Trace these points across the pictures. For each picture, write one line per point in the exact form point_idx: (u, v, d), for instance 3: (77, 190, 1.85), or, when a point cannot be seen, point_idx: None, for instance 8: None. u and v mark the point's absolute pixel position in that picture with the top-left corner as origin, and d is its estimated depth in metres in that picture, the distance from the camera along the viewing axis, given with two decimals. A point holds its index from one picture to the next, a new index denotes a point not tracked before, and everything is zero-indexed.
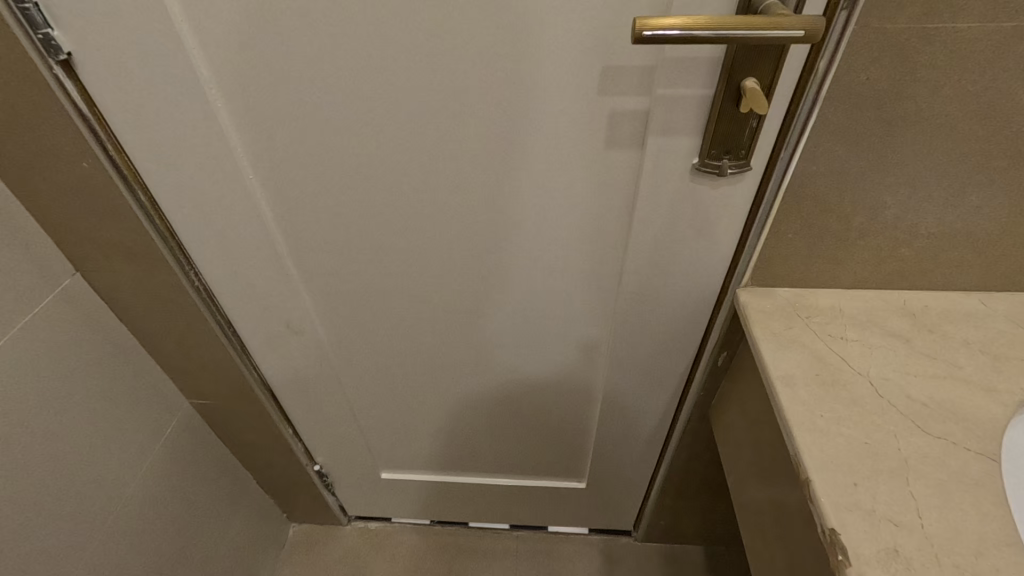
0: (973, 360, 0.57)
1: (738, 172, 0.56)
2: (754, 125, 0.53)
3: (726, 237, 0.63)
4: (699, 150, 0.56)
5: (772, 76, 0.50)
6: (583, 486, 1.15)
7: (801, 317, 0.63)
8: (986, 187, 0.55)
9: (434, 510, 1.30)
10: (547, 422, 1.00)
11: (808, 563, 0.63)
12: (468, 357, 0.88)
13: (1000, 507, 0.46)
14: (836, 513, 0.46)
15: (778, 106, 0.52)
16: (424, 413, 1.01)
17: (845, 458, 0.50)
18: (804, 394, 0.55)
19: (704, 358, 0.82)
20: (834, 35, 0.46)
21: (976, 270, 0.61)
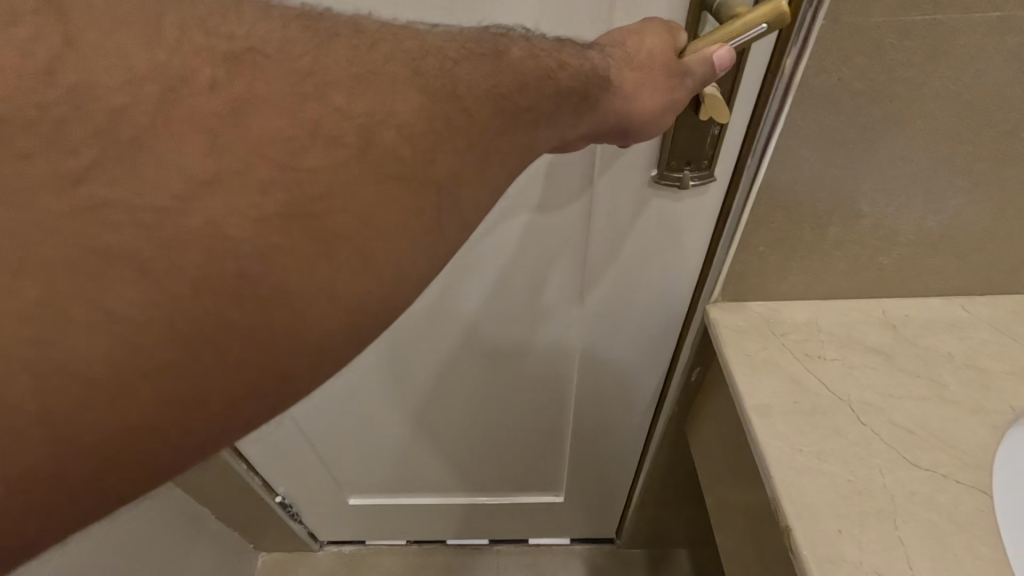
0: (959, 376, 0.53)
1: (700, 184, 0.51)
2: (715, 133, 0.47)
3: (693, 252, 0.58)
4: (657, 161, 0.50)
5: (733, 79, 0.44)
6: (561, 500, 1.11)
7: (777, 335, 0.58)
8: (969, 190, 0.50)
9: (409, 531, 1.25)
10: (518, 440, 0.95)
11: None
12: (427, 381, 0.82)
13: (994, 548, 0.42)
14: (821, 567, 0.42)
15: (741, 112, 0.46)
16: (389, 438, 0.95)
17: (828, 500, 0.45)
18: (782, 428, 0.50)
19: (676, 372, 0.77)
20: (802, 30, 0.40)
21: (959, 274, 0.57)
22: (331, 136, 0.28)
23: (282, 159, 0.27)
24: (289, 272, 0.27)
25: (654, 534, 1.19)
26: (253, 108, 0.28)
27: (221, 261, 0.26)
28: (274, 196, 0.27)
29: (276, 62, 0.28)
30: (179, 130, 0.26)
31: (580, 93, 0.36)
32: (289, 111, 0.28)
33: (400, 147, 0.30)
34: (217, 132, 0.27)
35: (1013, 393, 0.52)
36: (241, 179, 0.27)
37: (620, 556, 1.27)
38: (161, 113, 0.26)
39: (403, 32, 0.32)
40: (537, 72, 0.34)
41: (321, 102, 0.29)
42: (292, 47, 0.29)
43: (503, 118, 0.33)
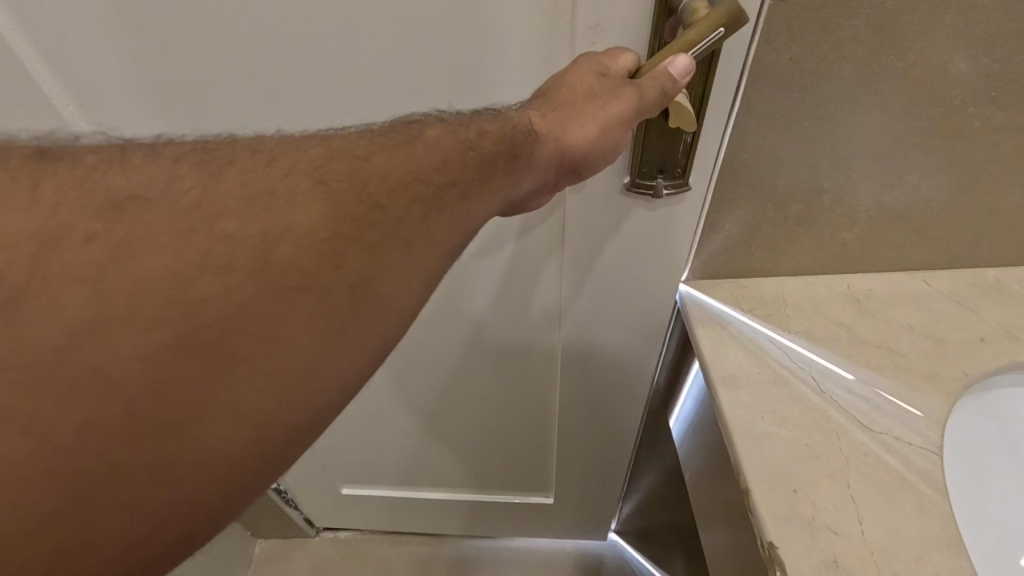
0: (917, 346, 0.55)
1: (674, 192, 0.51)
2: (688, 139, 0.48)
3: (660, 260, 0.58)
4: (630, 168, 0.50)
5: (704, 84, 0.45)
6: (551, 502, 1.12)
7: (743, 310, 0.60)
8: (923, 165, 0.52)
9: (401, 522, 1.26)
10: (505, 441, 0.95)
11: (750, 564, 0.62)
12: (412, 383, 0.82)
13: (939, 503, 0.44)
14: (775, 525, 0.43)
15: (716, 115, 0.47)
16: (378, 435, 0.96)
17: (785, 463, 0.47)
18: (745, 397, 0.52)
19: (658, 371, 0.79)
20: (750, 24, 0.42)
21: (919, 249, 0.59)
22: (222, 265, 0.30)
23: (168, 290, 0.29)
24: (196, 388, 0.29)
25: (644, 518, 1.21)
26: (143, 241, 0.29)
27: (109, 405, 0.27)
28: (164, 325, 0.29)
29: (160, 204, 0.30)
30: (64, 284, 0.28)
31: (508, 151, 0.40)
32: (180, 243, 0.30)
33: (323, 227, 0.32)
34: (101, 278, 0.28)
35: (967, 359, 0.54)
36: (127, 323, 0.28)
37: (612, 541, 1.29)
38: (37, 271, 0.28)
39: (311, 142, 0.35)
40: (456, 147, 0.38)
41: (210, 232, 0.30)
42: (179, 185, 0.31)
43: (426, 195, 0.36)
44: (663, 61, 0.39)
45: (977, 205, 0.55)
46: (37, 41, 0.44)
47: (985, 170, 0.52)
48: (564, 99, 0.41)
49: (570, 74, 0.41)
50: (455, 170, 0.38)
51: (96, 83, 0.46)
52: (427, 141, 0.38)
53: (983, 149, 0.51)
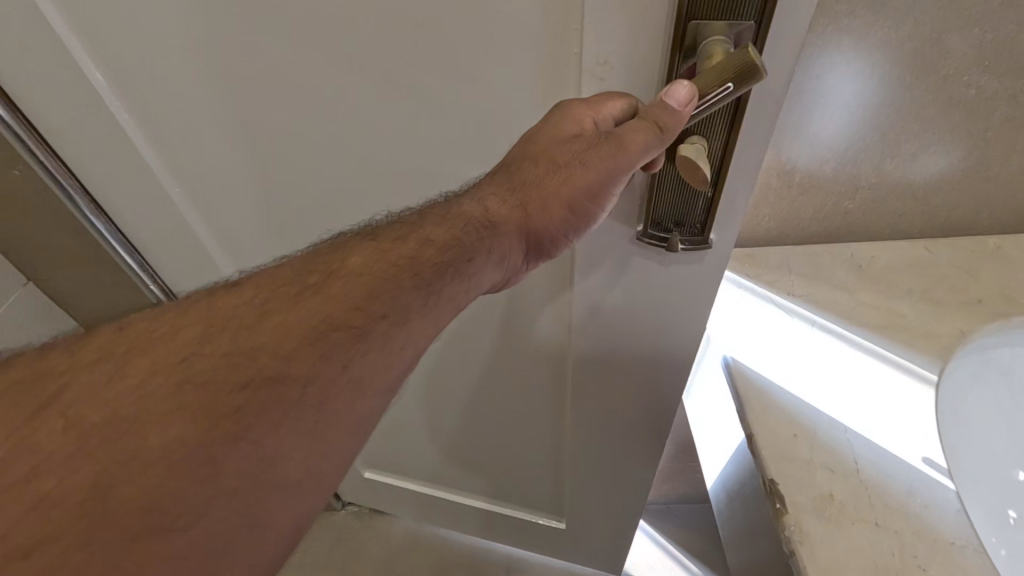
0: (915, 308, 0.58)
1: (691, 249, 0.46)
2: (710, 194, 0.42)
3: (677, 310, 0.52)
4: (643, 216, 0.46)
5: (729, 139, 0.39)
6: (565, 527, 1.00)
7: (751, 276, 0.62)
8: (919, 134, 0.55)
9: (418, 514, 1.22)
10: (516, 458, 0.88)
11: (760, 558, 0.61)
12: (425, 384, 0.80)
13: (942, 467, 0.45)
14: (776, 465, 0.47)
15: (744, 166, 0.41)
16: (396, 428, 0.94)
17: (787, 412, 0.50)
18: (753, 352, 0.55)
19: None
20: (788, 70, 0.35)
21: (919, 216, 0.63)
22: (32, 542, 0.26)
23: None
24: None
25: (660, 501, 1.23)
26: None
27: None
28: None
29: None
30: None
31: (448, 258, 0.39)
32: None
33: (200, 421, 0.30)
34: None
35: (965, 319, 0.57)
36: None
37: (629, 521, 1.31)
38: None
39: (203, 309, 0.33)
40: (385, 270, 0.37)
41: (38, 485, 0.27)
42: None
43: (338, 343, 0.34)
44: (652, 110, 0.36)
45: (974, 171, 0.58)
46: (99, 45, 0.50)
47: (982, 137, 0.55)
48: (519, 181, 0.42)
49: (539, 136, 0.40)
50: (382, 303, 0.36)
51: (167, 132, 0.56)
52: (344, 277, 0.36)
53: (981, 117, 0.54)
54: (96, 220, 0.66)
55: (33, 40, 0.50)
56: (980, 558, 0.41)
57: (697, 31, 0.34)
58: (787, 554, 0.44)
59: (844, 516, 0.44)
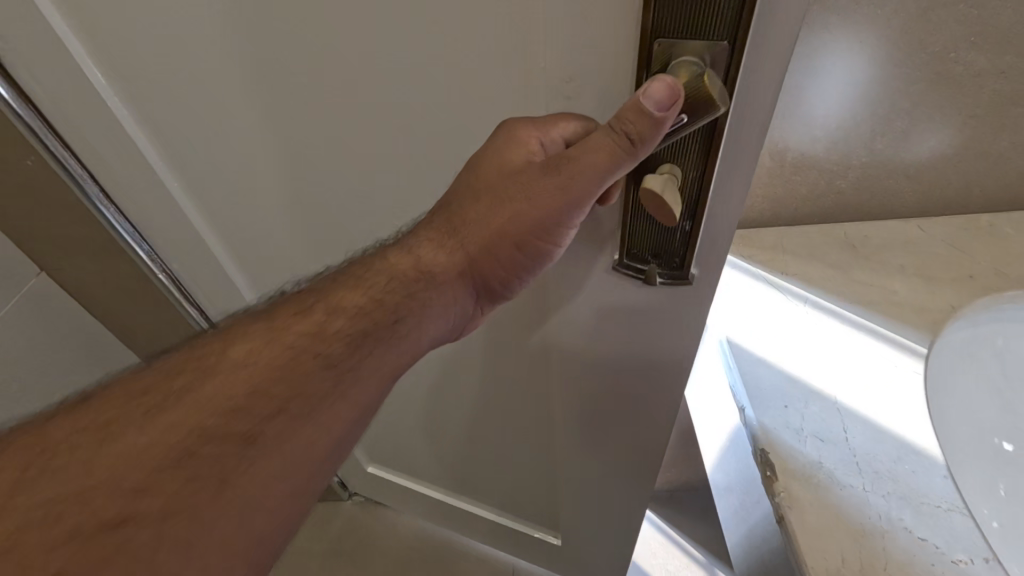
0: (908, 284, 0.59)
1: (669, 282, 0.44)
2: (687, 228, 0.40)
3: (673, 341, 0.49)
4: (620, 246, 0.44)
5: (706, 168, 0.36)
6: (562, 543, 0.99)
7: (743, 255, 0.64)
8: (909, 111, 0.56)
9: (422, 512, 1.22)
10: (513, 467, 0.86)
11: (762, 545, 0.60)
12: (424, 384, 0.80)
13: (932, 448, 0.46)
14: (767, 434, 0.48)
15: (725, 200, 0.38)
16: (399, 422, 0.94)
17: (780, 384, 0.51)
18: (744, 326, 0.57)
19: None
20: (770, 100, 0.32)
21: (913, 194, 0.63)
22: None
23: None
24: None
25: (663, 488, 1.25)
26: None
27: None
28: None
29: None
30: None
31: (368, 323, 0.43)
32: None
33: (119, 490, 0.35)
34: None
35: (956, 295, 0.58)
36: None
37: None
38: None
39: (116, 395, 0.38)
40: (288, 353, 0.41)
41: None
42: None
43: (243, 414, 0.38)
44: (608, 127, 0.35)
45: (965, 148, 0.59)
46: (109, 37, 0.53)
47: (971, 114, 0.56)
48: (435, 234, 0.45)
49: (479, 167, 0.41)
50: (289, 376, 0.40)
51: (174, 122, 0.59)
52: (251, 348, 0.41)
53: (970, 94, 0.54)
54: (105, 208, 0.68)
55: (51, 32, 0.52)
56: (965, 520, 0.42)
57: (671, 52, 0.32)
58: (777, 519, 0.44)
59: (832, 480, 0.45)
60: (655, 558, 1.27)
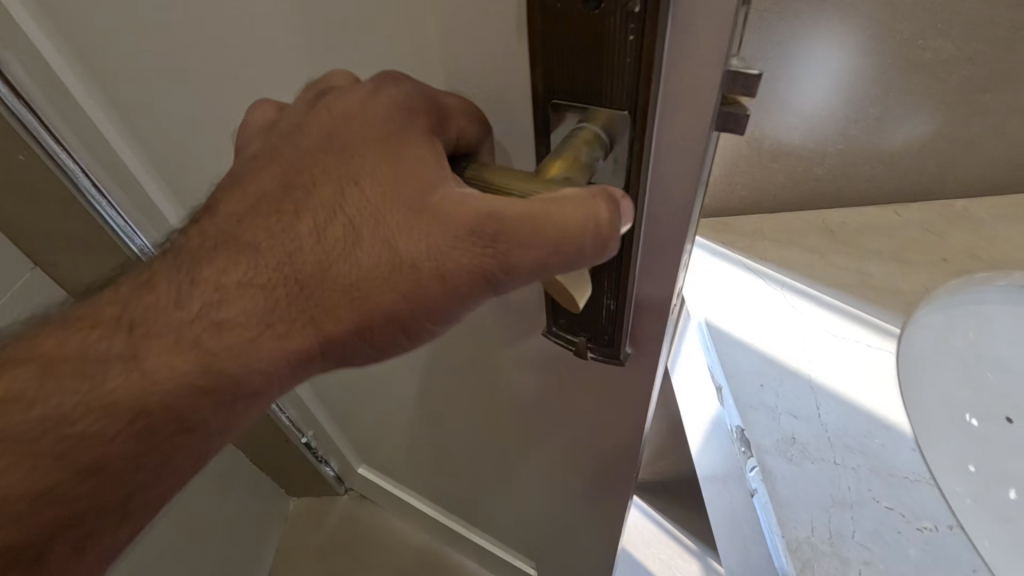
0: (882, 267, 0.60)
1: (601, 353, 0.46)
2: (610, 304, 0.42)
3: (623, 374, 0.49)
4: (550, 319, 0.47)
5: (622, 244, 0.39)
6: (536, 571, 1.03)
7: (722, 241, 0.65)
8: (881, 98, 0.57)
9: (416, 510, 1.22)
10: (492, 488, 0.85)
11: (746, 527, 0.62)
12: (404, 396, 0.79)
13: (900, 421, 0.47)
14: (742, 411, 0.50)
15: (648, 273, 0.40)
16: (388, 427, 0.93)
17: (757, 364, 0.53)
18: (723, 310, 0.58)
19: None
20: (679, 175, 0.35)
21: (890, 181, 0.65)
22: None
23: None
24: None
25: (654, 478, 1.26)
26: None
27: None
28: None
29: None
30: None
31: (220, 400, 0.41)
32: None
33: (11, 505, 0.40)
34: None
35: (929, 276, 0.59)
36: None
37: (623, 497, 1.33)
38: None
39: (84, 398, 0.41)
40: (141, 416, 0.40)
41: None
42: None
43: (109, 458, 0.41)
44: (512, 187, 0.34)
45: (937, 134, 0.60)
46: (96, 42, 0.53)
47: (942, 100, 0.57)
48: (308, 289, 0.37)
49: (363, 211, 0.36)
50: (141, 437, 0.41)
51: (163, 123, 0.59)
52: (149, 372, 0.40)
53: (940, 80, 0.56)
54: (98, 201, 0.71)
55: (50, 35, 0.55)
56: (932, 490, 0.43)
57: (578, 99, 0.34)
58: (752, 494, 0.46)
59: (806, 455, 0.46)
60: (649, 548, 1.30)
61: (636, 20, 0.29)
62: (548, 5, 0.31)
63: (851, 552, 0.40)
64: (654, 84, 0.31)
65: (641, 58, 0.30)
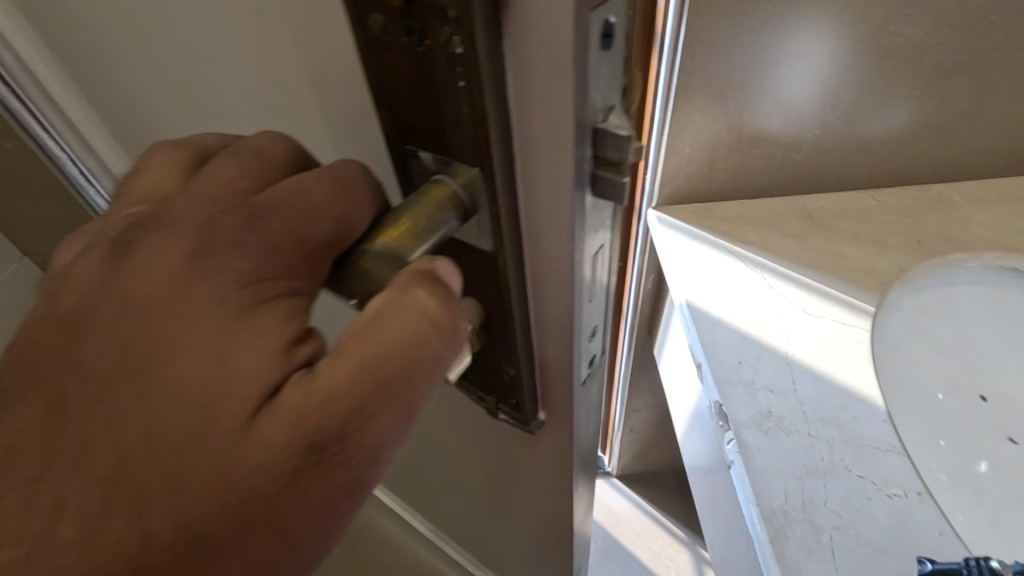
0: (859, 249, 0.62)
1: (507, 400, 0.47)
2: (503, 357, 0.43)
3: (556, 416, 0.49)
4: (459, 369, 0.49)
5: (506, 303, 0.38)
6: None
7: (704, 227, 0.66)
8: (855, 84, 0.59)
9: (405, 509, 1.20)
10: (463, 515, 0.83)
11: (730, 504, 0.63)
12: None
13: (872, 394, 0.48)
14: (721, 388, 0.51)
15: (541, 329, 0.40)
16: None
17: (735, 343, 0.54)
18: (703, 293, 0.59)
19: (640, 304, 0.87)
20: (552, 237, 0.34)
21: (865, 167, 0.66)
22: None
23: None
24: None
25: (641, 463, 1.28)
26: None
27: None
28: None
29: None
30: None
31: None
32: None
33: None
34: None
35: (905, 258, 0.60)
36: None
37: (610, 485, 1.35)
38: None
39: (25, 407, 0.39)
40: None
41: None
42: None
43: None
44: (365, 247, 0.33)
45: (911, 120, 0.61)
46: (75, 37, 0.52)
47: (914, 86, 0.59)
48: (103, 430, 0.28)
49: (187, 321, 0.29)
50: None
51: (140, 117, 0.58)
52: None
53: (911, 65, 0.57)
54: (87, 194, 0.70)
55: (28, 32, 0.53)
56: (902, 459, 0.44)
57: (432, 152, 0.32)
58: (729, 466, 0.47)
59: (781, 428, 0.47)
60: (639, 538, 1.29)
61: (461, 63, 0.27)
62: (381, 41, 0.29)
63: (823, 517, 0.41)
64: (496, 145, 0.30)
65: (478, 120, 0.29)
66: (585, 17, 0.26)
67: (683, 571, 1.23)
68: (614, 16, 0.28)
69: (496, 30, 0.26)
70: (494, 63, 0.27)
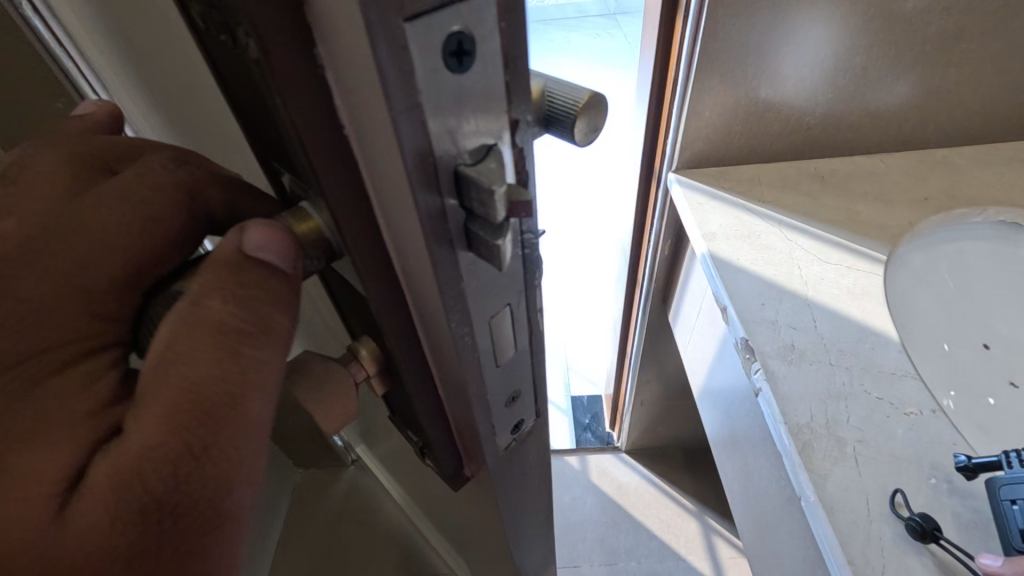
0: (870, 206, 0.65)
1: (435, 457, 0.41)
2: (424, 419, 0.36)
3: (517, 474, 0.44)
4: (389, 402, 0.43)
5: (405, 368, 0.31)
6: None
7: (725, 186, 0.70)
8: (868, 48, 0.62)
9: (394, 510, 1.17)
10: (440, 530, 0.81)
11: (748, 446, 0.67)
12: None
13: (887, 329, 0.52)
14: (746, 326, 0.54)
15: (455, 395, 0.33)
16: None
17: (758, 288, 0.57)
18: (726, 244, 0.63)
19: (657, 269, 0.89)
20: (433, 302, 0.26)
21: (873, 131, 0.70)
22: None
23: None
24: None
25: (650, 433, 1.34)
26: None
27: None
28: None
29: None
30: None
31: None
32: None
33: None
34: None
35: (913, 213, 0.64)
36: None
37: (620, 458, 1.40)
38: None
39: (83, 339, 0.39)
40: None
41: None
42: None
43: None
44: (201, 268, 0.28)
45: (918, 83, 0.65)
46: None
47: (921, 51, 0.62)
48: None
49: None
50: None
51: None
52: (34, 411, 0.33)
53: (918, 32, 0.61)
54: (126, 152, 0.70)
55: None
56: (916, 382, 0.48)
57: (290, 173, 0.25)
58: (756, 393, 0.50)
59: (804, 358, 0.51)
60: (649, 509, 1.32)
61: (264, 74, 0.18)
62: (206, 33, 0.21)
63: (846, 432, 0.45)
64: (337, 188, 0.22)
65: (299, 148, 0.21)
66: (390, 22, 0.16)
67: (691, 540, 1.26)
68: (482, 19, 0.19)
69: (296, 33, 0.18)
70: (303, 78, 0.19)
